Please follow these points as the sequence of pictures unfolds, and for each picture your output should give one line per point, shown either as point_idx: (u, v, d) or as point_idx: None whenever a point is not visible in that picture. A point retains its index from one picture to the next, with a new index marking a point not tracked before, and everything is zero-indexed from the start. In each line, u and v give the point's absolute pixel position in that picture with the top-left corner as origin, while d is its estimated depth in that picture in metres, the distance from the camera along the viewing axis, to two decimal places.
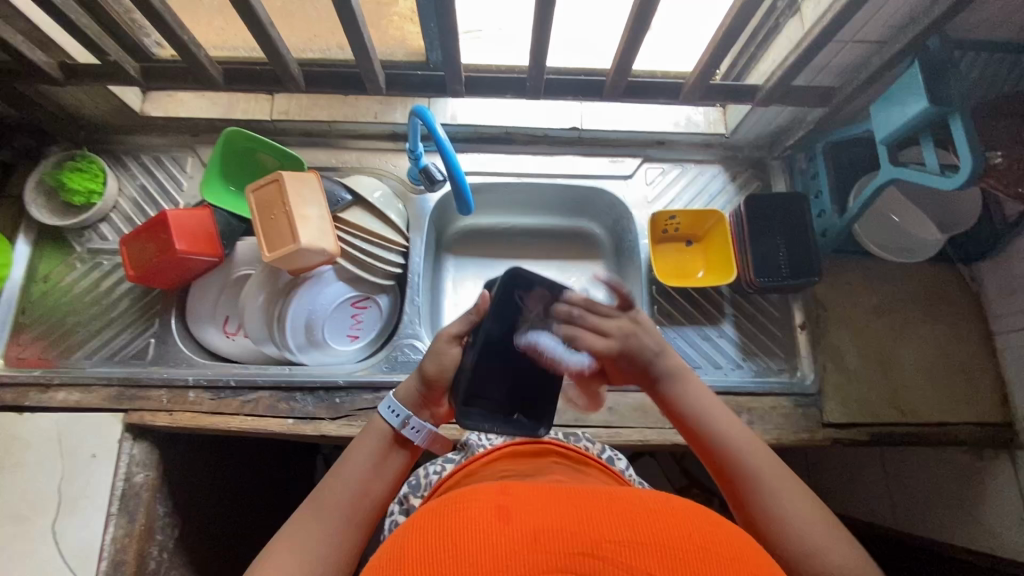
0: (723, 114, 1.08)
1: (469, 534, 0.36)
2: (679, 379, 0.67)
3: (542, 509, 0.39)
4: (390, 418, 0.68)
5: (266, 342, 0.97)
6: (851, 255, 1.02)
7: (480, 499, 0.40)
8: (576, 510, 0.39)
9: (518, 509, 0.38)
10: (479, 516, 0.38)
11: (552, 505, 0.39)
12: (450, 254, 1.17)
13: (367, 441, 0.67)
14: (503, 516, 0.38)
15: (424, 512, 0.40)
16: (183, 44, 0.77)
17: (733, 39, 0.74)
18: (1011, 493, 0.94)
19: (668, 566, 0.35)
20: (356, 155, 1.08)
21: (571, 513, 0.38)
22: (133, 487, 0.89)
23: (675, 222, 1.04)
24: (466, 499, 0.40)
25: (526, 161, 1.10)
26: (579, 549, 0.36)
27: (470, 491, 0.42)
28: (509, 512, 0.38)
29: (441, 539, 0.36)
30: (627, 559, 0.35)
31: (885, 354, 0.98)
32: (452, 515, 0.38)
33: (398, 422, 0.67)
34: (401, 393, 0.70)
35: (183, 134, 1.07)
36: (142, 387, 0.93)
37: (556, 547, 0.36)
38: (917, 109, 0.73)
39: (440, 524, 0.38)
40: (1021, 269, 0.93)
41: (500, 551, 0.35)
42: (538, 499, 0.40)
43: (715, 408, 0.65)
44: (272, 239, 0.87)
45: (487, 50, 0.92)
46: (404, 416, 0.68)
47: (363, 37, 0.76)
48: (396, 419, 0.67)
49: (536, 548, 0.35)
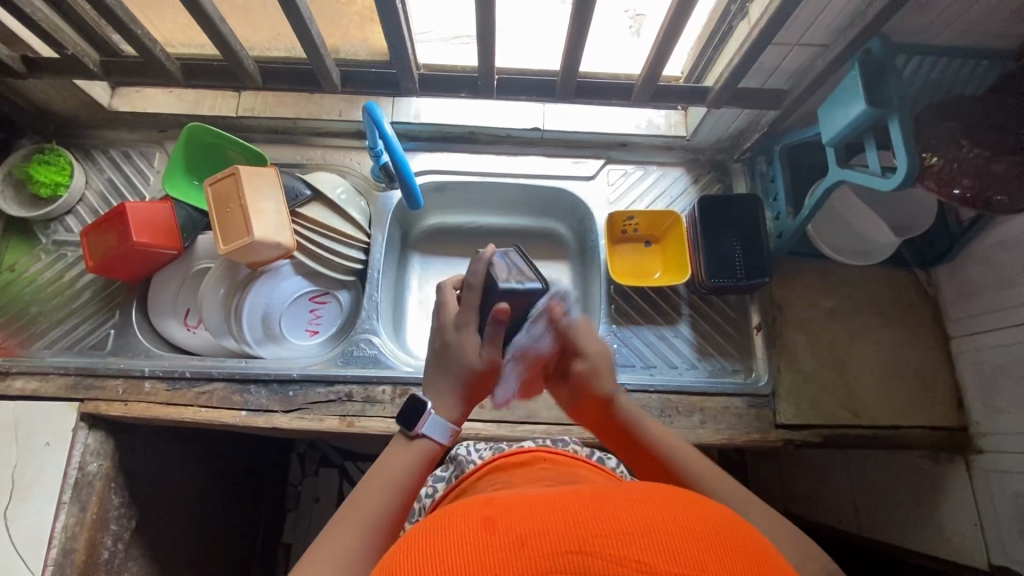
0: (684, 117, 1.09)
1: (456, 550, 0.36)
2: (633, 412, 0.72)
3: (528, 513, 0.39)
4: (437, 435, 0.66)
5: (225, 334, 0.98)
6: (808, 257, 1.03)
7: (464, 515, 0.40)
8: (559, 510, 0.39)
9: (504, 518, 0.38)
10: (466, 531, 0.38)
11: (536, 508, 0.39)
12: (416, 252, 1.18)
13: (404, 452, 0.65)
14: (489, 527, 0.38)
15: (411, 532, 0.40)
16: (138, 38, 0.79)
17: (673, 42, 0.76)
18: (966, 499, 0.94)
19: (655, 551, 0.35)
20: (322, 153, 1.09)
21: (555, 513, 0.38)
22: (86, 475, 0.90)
23: (634, 223, 1.05)
24: (450, 517, 0.40)
25: (489, 160, 1.11)
26: (565, 548, 0.35)
27: (454, 510, 0.41)
28: (495, 524, 0.38)
29: (428, 555, 0.36)
30: (615, 550, 0.35)
31: (840, 356, 0.98)
32: (437, 535, 0.38)
33: (445, 438, 0.67)
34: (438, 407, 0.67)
35: (151, 129, 1.09)
36: (98, 376, 0.94)
37: (544, 548, 0.35)
38: (856, 111, 0.74)
39: (425, 544, 0.37)
40: (975, 273, 0.93)
41: (489, 561, 0.35)
42: (522, 505, 0.40)
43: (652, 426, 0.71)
44: (228, 233, 0.88)
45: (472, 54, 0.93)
46: (450, 432, 0.67)
47: (313, 36, 0.78)
48: (443, 436, 0.66)
49: (523, 553, 0.35)
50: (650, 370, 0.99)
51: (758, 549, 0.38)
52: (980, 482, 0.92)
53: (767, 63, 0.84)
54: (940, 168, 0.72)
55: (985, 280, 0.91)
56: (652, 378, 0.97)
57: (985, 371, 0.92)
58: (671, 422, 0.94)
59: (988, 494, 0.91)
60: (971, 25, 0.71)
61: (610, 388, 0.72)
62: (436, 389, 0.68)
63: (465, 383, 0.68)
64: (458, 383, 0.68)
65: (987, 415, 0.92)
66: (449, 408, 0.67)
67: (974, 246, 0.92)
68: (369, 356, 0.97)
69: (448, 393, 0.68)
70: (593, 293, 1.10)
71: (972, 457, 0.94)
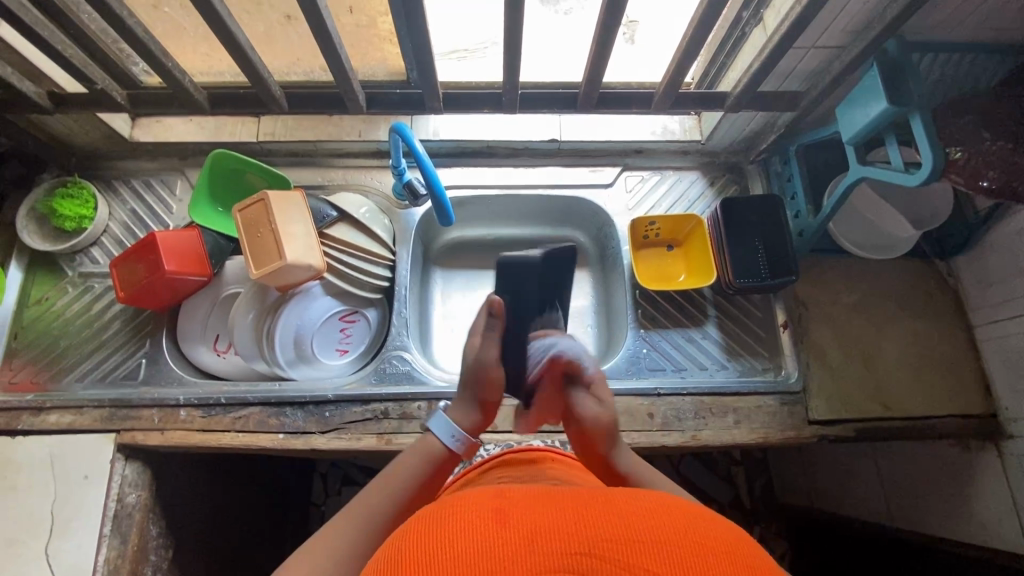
0: (698, 122, 1.11)
1: (468, 540, 0.37)
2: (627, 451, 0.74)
3: (541, 512, 0.39)
4: (448, 440, 0.73)
5: (256, 358, 0.99)
6: (829, 253, 1.05)
7: (479, 506, 0.40)
8: (574, 512, 0.39)
9: (516, 513, 0.39)
10: (479, 521, 0.38)
11: (550, 508, 0.40)
12: (437, 267, 1.20)
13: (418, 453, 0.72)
14: (502, 521, 0.38)
15: (424, 515, 0.41)
16: (168, 70, 0.80)
17: (695, 50, 0.77)
18: (999, 485, 0.95)
19: (666, 560, 0.36)
20: (342, 173, 1.10)
21: (567, 514, 0.39)
22: (126, 507, 0.90)
23: (655, 228, 1.06)
24: (464, 505, 0.41)
25: (508, 173, 1.12)
26: (575, 548, 0.36)
27: (468, 498, 0.42)
28: (507, 517, 0.39)
29: (441, 541, 0.37)
30: (623, 556, 0.35)
31: (867, 350, 0.99)
32: (449, 523, 0.39)
33: (456, 444, 0.73)
34: (457, 419, 0.76)
35: (171, 158, 1.10)
36: (133, 407, 0.93)
37: (555, 547, 0.36)
38: (877, 109, 0.76)
39: (438, 526, 0.38)
40: (994, 262, 0.94)
41: (500, 552, 0.36)
42: (537, 503, 0.41)
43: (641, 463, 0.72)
44: (259, 257, 0.89)
45: (488, 67, 0.95)
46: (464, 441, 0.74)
47: (341, 59, 0.79)
48: (457, 442, 0.73)
49: (536, 549, 0.36)
50: (681, 372, 1.00)
51: (769, 572, 0.38)
52: (1013, 468, 0.93)
53: (783, 67, 0.86)
54: (965, 163, 0.73)
55: (1005, 268, 0.92)
56: (684, 380, 0.98)
57: (1010, 357, 0.93)
58: (705, 423, 0.94)
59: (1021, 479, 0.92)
60: (983, 20, 0.73)
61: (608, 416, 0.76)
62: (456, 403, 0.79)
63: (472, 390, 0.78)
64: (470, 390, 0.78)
65: (1015, 400, 0.93)
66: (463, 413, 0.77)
67: (993, 234, 0.94)
68: (402, 372, 0.98)
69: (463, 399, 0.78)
70: (617, 299, 1.11)
71: (1003, 442, 0.95)
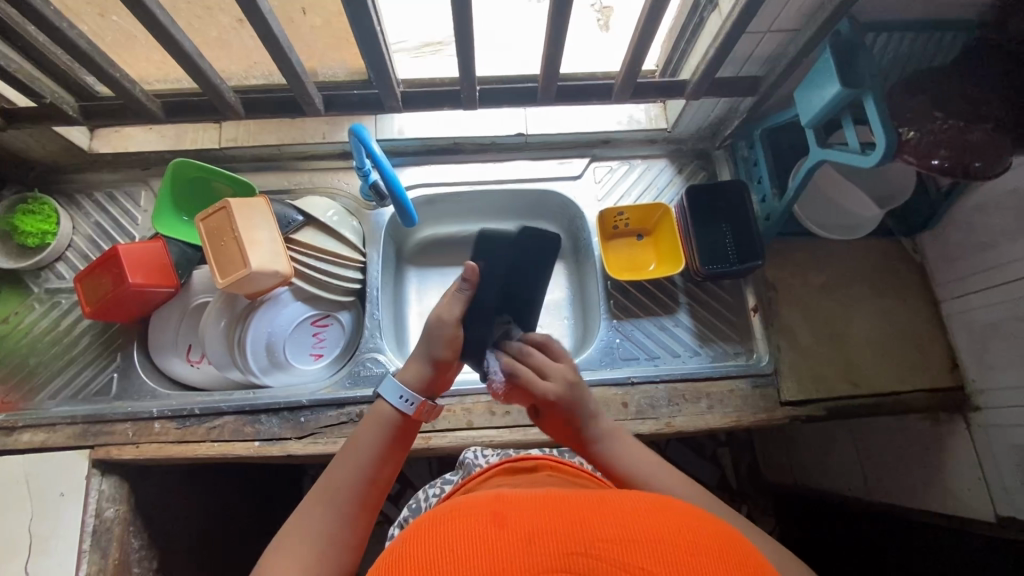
0: (663, 110, 1.11)
1: (465, 540, 0.37)
2: (609, 440, 0.69)
3: (537, 513, 0.40)
4: (402, 404, 0.69)
5: (230, 366, 0.98)
6: (796, 236, 1.06)
7: (476, 509, 0.41)
8: (570, 512, 0.39)
9: (513, 515, 0.39)
10: (477, 524, 0.39)
11: (546, 509, 0.40)
12: (411, 266, 1.19)
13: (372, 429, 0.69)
14: (499, 522, 0.39)
15: (421, 520, 0.42)
16: (117, 81, 0.79)
17: (648, 40, 0.77)
18: (969, 455, 0.97)
19: (661, 559, 0.36)
20: (308, 176, 1.09)
21: (563, 514, 0.39)
22: (104, 522, 0.90)
23: (624, 218, 1.07)
24: (462, 509, 0.41)
25: (477, 169, 1.12)
26: (571, 548, 0.36)
27: (466, 503, 0.43)
28: (504, 519, 0.39)
29: (439, 543, 0.37)
30: (620, 556, 0.36)
31: (837, 329, 1.00)
32: (448, 525, 0.39)
33: (409, 407, 0.70)
34: (408, 379, 0.73)
35: (134, 168, 1.08)
36: (106, 422, 0.93)
37: (552, 547, 0.36)
38: (832, 92, 0.76)
39: (436, 530, 0.39)
40: (958, 238, 0.96)
41: (495, 553, 0.36)
42: (534, 504, 0.41)
43: (634, 456, 0.67)
44: (223, 265, 0.88)
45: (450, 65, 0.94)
46: (415, 403, 0.70)
47: (292, 63, 0.78)
48: (409, 406, 0.70)
49: (532, 548, 0.36)
50: (654, 361, 1.01)
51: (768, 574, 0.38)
52: (982, 438, 0.95)
53: (741, 51, 0.86)
54: (916, 142, 0.73)
55: (968, 243, 0.94)
56: (657, 368, 0.99)
57: (975, 330, 0.94)
58: (679, 410, 0.95)
59: (989, 449, 0.94)
60: None
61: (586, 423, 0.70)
62: (410, 359, 0.75)
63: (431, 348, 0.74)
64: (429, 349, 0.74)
65: (981, 372, 0.95)
66: (416, 370, 0.73)
67: (955, 210, 0.95)
68: (376, 374, 0.98)
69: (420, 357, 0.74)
70: (591, 291, 1.11)
71: (971, 414, 0.97)
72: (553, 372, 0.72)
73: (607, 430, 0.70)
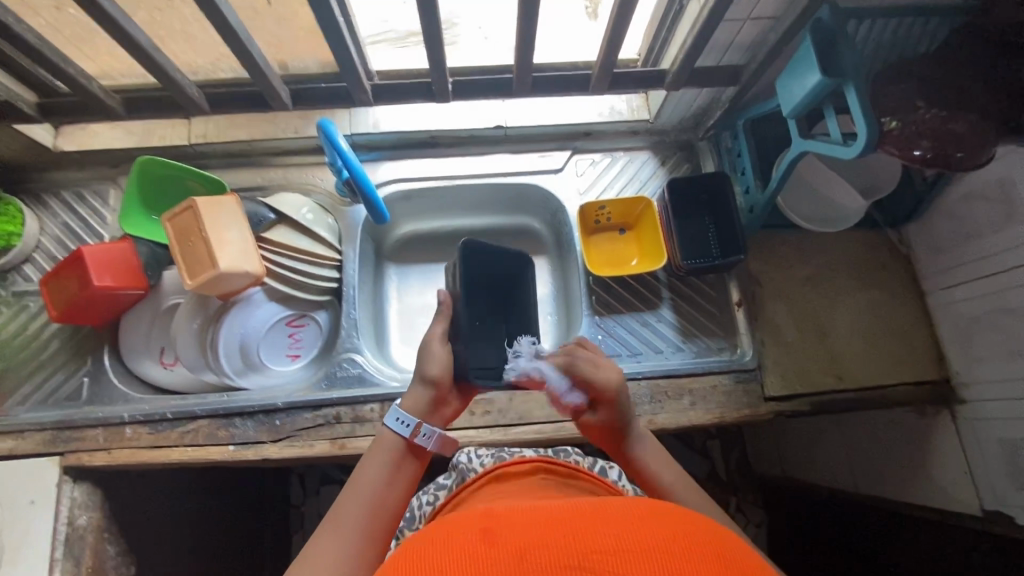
0: (645, 101, 1.08)
1: (453, 562, 0.35)
2: (646, 444, 0.73)
3: (529, 527, 0.38)
4: (400, 429, 0.69)
5: (204, 369, 0.96)
6: (780, 229, 1.04)
7: (463, 529, 0.39)
8: (561, 525, 0.38)
9: (502, 532, 0.38)
10: (464, 544, 0.37)
11: (537, 524, 0.38)
12: (391, 263, 1.17)
13: (377, 456, 0.68)
14: (488, 540, 0.37)
15: (408, 543, 0.40)
16: (72, 77, 0.76)
17: (622, 29, 0.75)
18: (955, 448, 0.96)
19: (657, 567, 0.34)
20: (282, 172, 1.06)
21: (554, 528, 0.38)
22: (77, 530, 0.88)
23: (605, 212, 1.05)
24: (450, 530, 0.39)
25: (456, 163, 1.10)
26: (564, 561, 0.34)
27: (453, 524, 0.41)
28: (492, 536, 0.37)
29: (426, 566, 0.35)
30: (614, 566, 0.34)
31: (822, 323, 0.99)
32: (436, 548, 0.37)
33: (409, 432, 0.69)
34: (409, 406, 0.72)
35: (103, 166, 1.05)
36: (77, 428, 0.91)
37: (544, 562, 0.35)
38: (813, 81, 0.73)
39: (423, 553, 0.37)
40: (944, 229, 0.94)
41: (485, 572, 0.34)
42: (524, 520, 0.39)
43: (664, 464, 0.72)
44: (192, 266, 0.86)
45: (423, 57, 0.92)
46: (414, 425, 0.69)
47: (253, 55, 0.75)
48: (406, 429, 0.69)
49: (523, 565, 0.34)
50: (637, 357, 0.99)
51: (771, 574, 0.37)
52: (967, 431, 0.94)
53: (721, 40, 0.84)
54: (899, 132, 0.72)
55: (954, 234, 0.92)
56: (639, 365, 0.97)
57: (961, 323, 0.93)
58: (662, 407, 0.94)
59: (974, 442, 0.93)
60: None
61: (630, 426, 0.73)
62: (411, 389, 0.74)
63: (426, 376, 0.72)
64: (423, 377, 0.73)
65: (967, 365, 0.93)
66: (418, 399, 0.72)
67: (940, 201, 0.93)
68: (353, 375, 0.96)
69: (420, 386, 0.73)
70: (574, 286, 1.09)
71: (957, 407, 0.96)
72: (609, 369, 0.72)
73: (644, 434, 0.74)
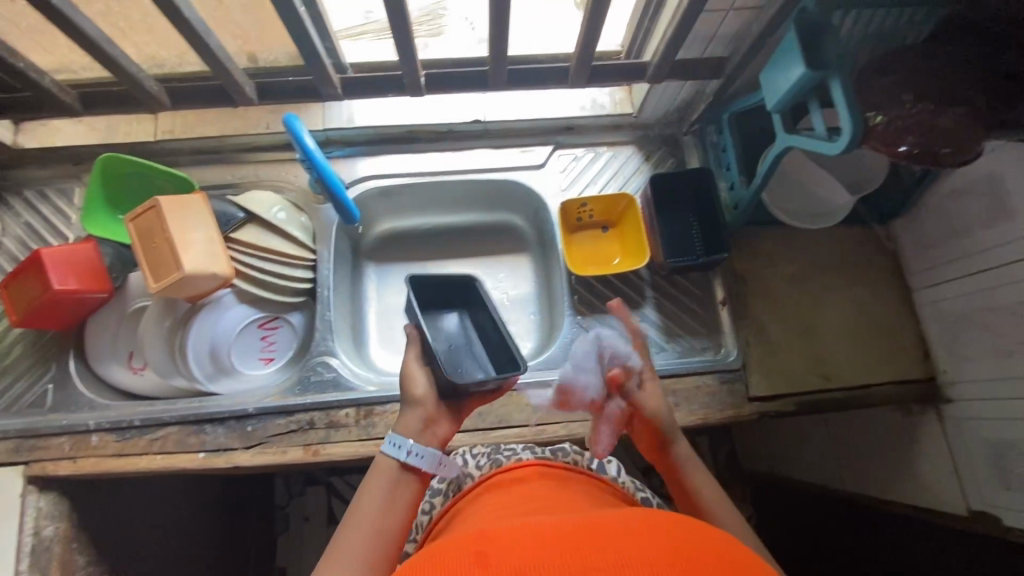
0: (628, 93, 1.07)
1: None
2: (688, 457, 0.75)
3: (526, 547, 0.40)
4: (394, 451, 0.67)
5: (174, 374, 0.93)
6: (765, 225, 1.01)
7: (459, 553, 0.41)
8: (556, 544, 0.40)
9: (497, 555, 0.39)
10: (461, 567, 0.39)
11: (531, 545, 0.40)
12: (370, 263, 1.13)
13: (378, 480, 0.66)
14: (484, 563, 0.39)
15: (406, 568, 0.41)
16: (21, 71, 0.73)
17: (599, 20, 0.72)
18: (941, 448, 0.95)
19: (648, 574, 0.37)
20: (254, 169, 1.03)
21: (551, 547, 0.40)
22: (42, 541, 0.85)
23: (588, 209, 1.02)
24: (446, 555, 0.41)
25: (434, 159, 1.06)
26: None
27: (448, 548, 0.42)
28: (488, 560, 0.39)
29: None
30: None
31: (808, 321, 0.97)
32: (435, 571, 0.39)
33: (402, 454, 0.66)
34: (402, 430, 0.69)
35: (66, 163, 1.01)
36: (41, 437, 0.88)
37: None
38: (797, 74, 0.71)
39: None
40: (931, 225, 0.92)
41: None
42: (519, 541, 0.41)
43: (699, 476, 0.74)
44: (157, 268, 0.83)
45: None
46: (407, 446, 0.67)
47: (212, 48, 0.72)
48: (401, 451, 0.66)
49: None
50: None
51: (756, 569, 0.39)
52: (953, 430, 0.93)
53: (703, 31, 0.81)
54: (884, 128, 0.70)
55: (942, 231, 0.90)
56: None
57: (947, 321, 0.92)
58: None
59: (960, 441, 0.92)
60: None
61: (672, 436, 0.76)
62: (402, 413, 0.71)
63: (412, 399, 0.71)
64: (412, 400, 0.71)
65: (953, 364, 0.92)
66: (410, 423, 0.70)
67: (927, 197, 0.91)
68: (328, 380, 0.93)
69: (411, 409, 0.71)
70: (556, 285, 1.07)
71: (943, 406, 0.95)
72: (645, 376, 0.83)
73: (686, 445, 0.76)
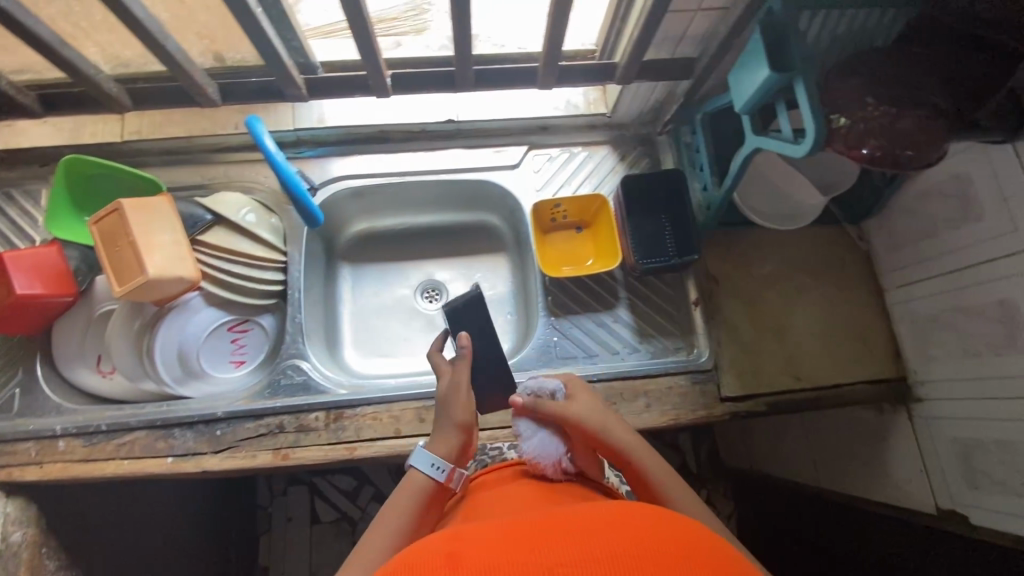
0: (602, 94, 1.06)
1: None
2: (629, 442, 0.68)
3: (494, 548, 0.39)
4: (433, 472, 0.64)
5: (142, 378, 0.92)
6: (738, 225, 1.01)
7: (427, 556, 0.40)
8: (525, 545, 0.39)
9: (467, 556, 0.39)
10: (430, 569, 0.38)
11: (499, 546, 0.40)
12: (345, 263, 1.12)
13: (408, 490, 0.63)
14: (454, 564, 0.38)
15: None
16: None
17: (560, 22, 0.72)
18: (911, 446, 0.96)
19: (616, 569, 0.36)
20: (224, 169, 1.02)
21: (519, 548, 0.39)
22: (10, 546, 0.85)
23: (561, 210, 1.02)
24: (416, 558, 0.40)
25: (406, 159, 1.05)
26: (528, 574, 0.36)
27: (416, 552, 0.41)
28: (458, 561, 0.38)
29: None
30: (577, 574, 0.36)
31: (779, 322, 0.97)
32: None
33: (442, 476, 0.64)
34: (438, 449, 0.67)
35: (33, 164, 1.00)
36: (8, 442, 0.88)
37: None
38: (761, 76, 0.70)
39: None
40: (901, 224, 0.92)
41: None
42: (488, 543, 0.41)
43: (646, 456, 0.67)
44: (123, 272, 0.81)
45: None
46: (449, 469, 0.65)
47: (168, 49, 0.71)
48: (441, 473, 0.64)
49: None
50: (592, 359, 0.97)
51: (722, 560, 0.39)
52: (922, 429, 0.94)
53: (671, 31, 0.81)
54: (848, 130, 0.70)
55: (912, 231, 0.90)
56: (593, 367, 0.95)
57: (917, 321, 0.92)
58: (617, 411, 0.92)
59: (929, 440, 0.93)
60: None
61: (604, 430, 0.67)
62: (435, 433, 0.69)
63: (454, 421, 0.69)
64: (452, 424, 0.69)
65: (923, 364, 0.92)
66: (450, 443, 0.68)
67: (898, 197, 0.91)
68: (298, 383, 0.93)
69: (453, 431, 0.68)
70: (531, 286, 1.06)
71: (914, 405, 0.95)
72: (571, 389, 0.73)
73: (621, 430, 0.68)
